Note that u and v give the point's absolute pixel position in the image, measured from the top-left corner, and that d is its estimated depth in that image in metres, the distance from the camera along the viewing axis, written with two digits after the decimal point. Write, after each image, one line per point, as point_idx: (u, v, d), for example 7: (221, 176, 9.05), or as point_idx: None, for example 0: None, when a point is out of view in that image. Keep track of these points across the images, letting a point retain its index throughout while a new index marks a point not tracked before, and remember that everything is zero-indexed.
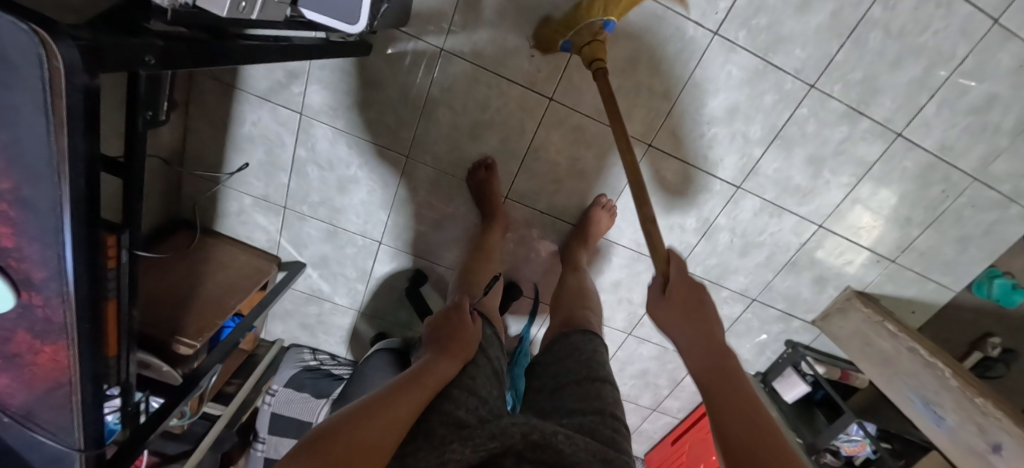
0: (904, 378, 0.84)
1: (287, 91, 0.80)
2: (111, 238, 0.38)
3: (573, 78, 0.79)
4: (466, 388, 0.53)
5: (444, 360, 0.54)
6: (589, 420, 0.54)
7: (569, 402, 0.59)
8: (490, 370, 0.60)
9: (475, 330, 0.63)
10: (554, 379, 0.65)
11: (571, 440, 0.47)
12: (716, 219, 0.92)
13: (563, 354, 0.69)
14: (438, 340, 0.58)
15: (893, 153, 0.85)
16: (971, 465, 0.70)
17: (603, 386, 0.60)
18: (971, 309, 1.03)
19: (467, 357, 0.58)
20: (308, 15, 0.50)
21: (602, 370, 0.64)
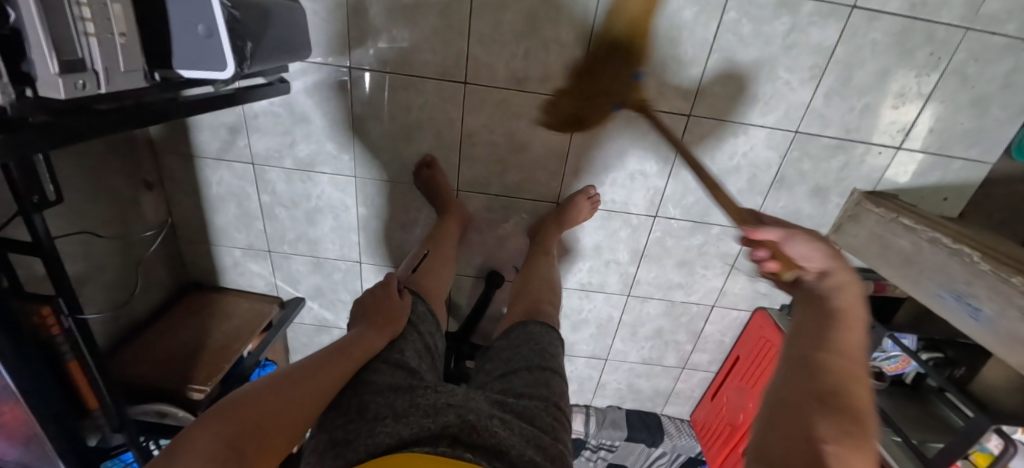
0: (930, 274, 0.73)
1: (234, 146, 0.87)
2: (44, 307, 0.48)
3: (480, 56, 0.77)
4: (395, 362, 0.60)
5: (372, 335, 0.62)
6: (534, 406, 0.57)
7: (517, 383, 0.62)
8: (420, 344, 0.68)
9: (403, 310, 0.71)
10: (507, 365, 0.68)
11: (508, 424, 0.52)
12: (678, 155, 0.86)
13: (516, 344, 0.72)
14: (369, 316, 0.66)
15: (854, 28, 0.75)
16: (1017, 356, 0.59)
17: (551, 379, 0.64)
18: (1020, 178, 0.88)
19: (394, 331, 0.66)
20: (184, 74, 0.56)
21: (553, 361, 0.68)
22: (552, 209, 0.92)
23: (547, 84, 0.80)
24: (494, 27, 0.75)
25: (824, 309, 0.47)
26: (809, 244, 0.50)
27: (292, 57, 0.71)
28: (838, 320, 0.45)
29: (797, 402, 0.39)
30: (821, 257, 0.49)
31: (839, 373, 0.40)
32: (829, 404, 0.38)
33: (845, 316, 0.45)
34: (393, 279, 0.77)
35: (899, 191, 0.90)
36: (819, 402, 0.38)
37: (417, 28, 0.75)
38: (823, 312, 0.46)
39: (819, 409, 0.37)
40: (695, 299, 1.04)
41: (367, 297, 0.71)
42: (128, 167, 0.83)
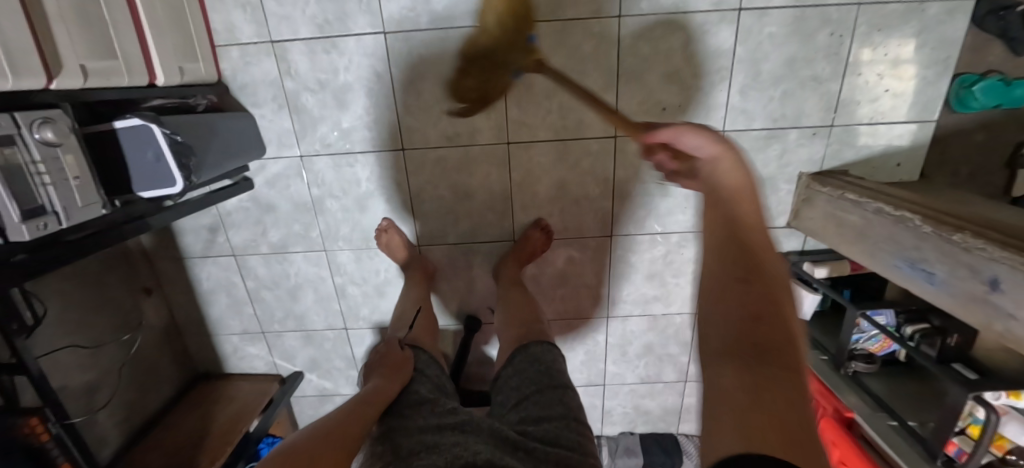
0: (883, 245, 0.71)
1: (216, 243, 0.96)
2: (32, 418, 0.56)
3: (410, 124, 0.85)
4: (412, 404, 0.63)
5: (386, 383, 0.65)
6: (555, 427, 0.57)
7: (532, 409, 0.62)
8: (433, 382, 0.70)
9: (408, 363, 0.72)
10: (516, 391, 0.66)
11: (533, 453, 0.53)
12: (616, 175, 0.89)
13: (521, 369, 0.70)
14: (380, 367, 0.70)
15: (748, 27, 0.78)
16: (977, 318, 0.57)
17: (564, 393, 0.63)
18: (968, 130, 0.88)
19: (405, 376, 0.69)
20: (142, 195, 0.65)
21: (561, 378, 0.66)
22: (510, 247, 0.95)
23: (476, 136, 0.86)
24: (418, 96, 0.83)
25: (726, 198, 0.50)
26: (699, 134, 0.55)
27: (246, 158, 0.81)
28: (734, 215, 0.48)
29: (735, 357, 0.35)
30: (715, 149, 0.55)
31: (749, 264, 0.42)
32: (761, 348, 0.35)
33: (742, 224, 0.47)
34: (394, 339, 0.79)
35: (848, 166, 0.89)
36: (750, 350, 0.35)
37: (351, 112, 0.84)
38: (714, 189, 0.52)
39: (759, 350, 0.35)
40: (676, 309, 1.03)
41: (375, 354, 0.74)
42: (126, 278, 0.93)
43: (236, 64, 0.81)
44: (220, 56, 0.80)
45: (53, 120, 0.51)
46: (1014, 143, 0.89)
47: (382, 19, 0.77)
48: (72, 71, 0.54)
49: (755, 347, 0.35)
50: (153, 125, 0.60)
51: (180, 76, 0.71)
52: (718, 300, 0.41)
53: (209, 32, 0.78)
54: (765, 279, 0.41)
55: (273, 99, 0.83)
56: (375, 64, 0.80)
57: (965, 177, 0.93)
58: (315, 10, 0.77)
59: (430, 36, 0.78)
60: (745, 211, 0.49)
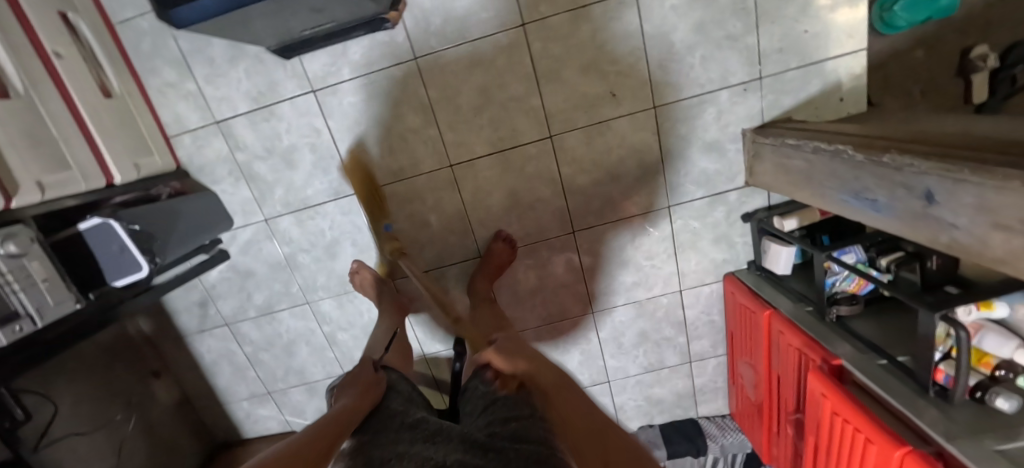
0: (828, 183, 0.70)
1: (208, 316, 1.02)
2: None
3: (356, 168, 0.90)
4: (385, 416, 0.60)
5: (355, 402, 0.61)
6: (523, 425, 0.55)
7: (499, 411, 0.60)
8: (406, 396, 0.69)
9: (381, 381, 0.70)
10: (485, 398, 0.64)
11: (504, 452, 0.50)
12: (562, 172, 0.90)
13: (487, 378, 0.68)
14: (352, 387, 0.66)
15: (649, 5, 0.80)
16: (925, 235, 0.55)
17: (530, 397, 0.62)
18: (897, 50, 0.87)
19: (377, 395, 0.66)
20: (115, 284, 0.71)
21: (528, 382, 0.65)
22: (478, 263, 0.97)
23: (419, 165, 0.90)
24: (357, 141, 0.88)
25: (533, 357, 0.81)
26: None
27: (211, 229, 0.87)
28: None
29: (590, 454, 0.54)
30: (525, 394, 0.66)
31: None
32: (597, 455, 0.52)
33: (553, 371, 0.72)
34: (369, 360, 0.77)
35: (791, 113, 0.88)
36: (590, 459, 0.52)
37: (302, 169, 0.90)
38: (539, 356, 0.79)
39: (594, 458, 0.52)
40: (659, 291, 1.01)
41: (350, 375, 0.71)
42: (132, 366, 0.99)
43: (190, 149, 0.88)
44: (175, 146, 0.88)
45: (15, 234, 0.57)
46: (958, 51, 0.88)
47: (309, 79, 0.84)
48: (30, 187, 0.60)
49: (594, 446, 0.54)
50: (114, 221, 0.66)
51: (136, 172, 0.79)
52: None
53: (160, 127, 0.86)
54: None
55: (229, 173, 0.90)
56: (312, 120, 0.86)
57: (919, 96, 0.90)
58: (248, 85, 0.84)
59: (354, 84, 0.84)
60: None
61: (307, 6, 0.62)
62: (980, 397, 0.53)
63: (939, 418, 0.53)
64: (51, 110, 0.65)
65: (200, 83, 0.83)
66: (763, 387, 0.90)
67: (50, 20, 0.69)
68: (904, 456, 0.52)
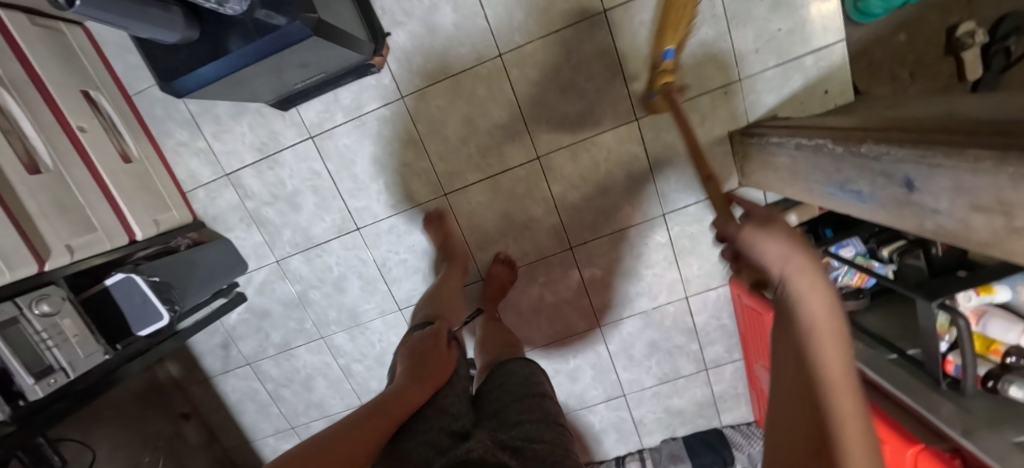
0: (815, 177, 0.69)
1: (230, 357, 1.07)
2: None
3: (356, 204, 0.94)
4: (443, 409, 0.56)
5: (413, 387, 0.58)
6: (539, 428, 0.51)
7: (513, 410, 0.56)
8: (462, 388, 0.65)
9: (449, 364, 0.67)
10: (499, 398, 0.60)
11: (521, 451, 0.47)
12: (552, 190, 0.93)
13: (500, 382, 0.65)
14: (417, 366, 0.64)
15: (619, 22, 0.83)
16: (909, 223, 0.54)
17: (542, 400, 0.58)
18: (878, 38, 0.87)
19: (438, 381, 0.62)
20: (139, 334, 0.76)
21: (540, 386, 0.62)
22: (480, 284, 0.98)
23: (415, 197, 0.93)
24: (355, 179, 0.92)
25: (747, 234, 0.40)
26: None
27: (227, 274, 0.92)
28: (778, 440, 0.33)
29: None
30: (779, 255, 0.35)
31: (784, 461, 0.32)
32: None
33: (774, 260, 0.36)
34: (444, 327, 0.76)
35: (775, 110, 0.88)
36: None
37: (307, 211, 0.95)
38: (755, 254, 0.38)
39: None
40: (665, 299, 1.00)
41: (416, 349, 0.69)
42: (163, 410, 1.05)
43: (204, 201, 0.95)
44: (191, 199, 0.95)
45: (48, 295, 0.63)
46: (943, 29, 0.86)
47: (306, 126, 0.89)
48: (59, 251, 0.67)
49: None
50: (136, 274, 0.72)
51: (156, 227, 0.85)
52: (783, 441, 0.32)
53: (177, 183, 0.93)
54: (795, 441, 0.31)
55: (240, 220, 0.96)
56: (312, 164, 0.92)
57: (909, 78, 0.89)
58: (252, 137, 0.90)
59: (348, 127, 0.89)
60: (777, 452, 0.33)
61: (295, 63, 0.67)
62: (993, 387, 0.50)
63: (954, 413, 0.51)
64: (77, 178, 0.72)
65: (210, 140, 0.91)
66: None
67: (74, 99, 0.77)
68: (916, 454, 0.51)
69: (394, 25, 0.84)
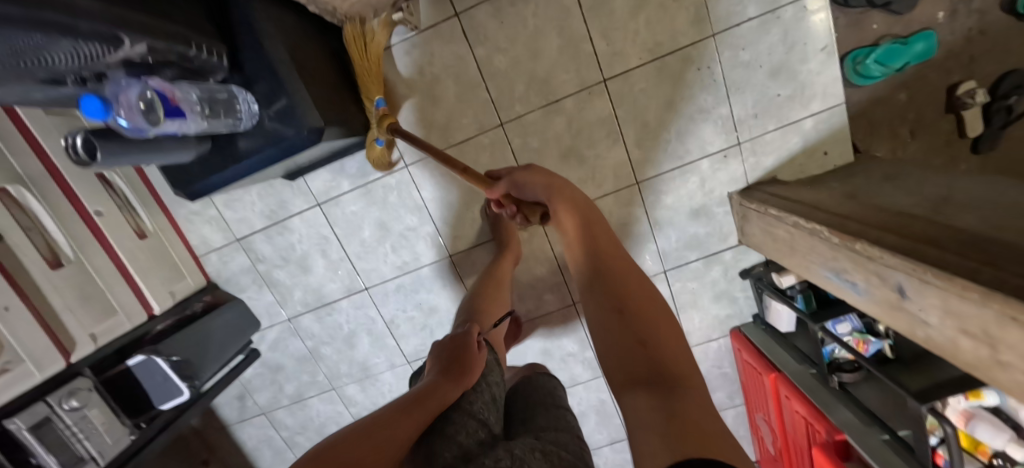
0: (811, 257, 0.71)
1: (246, 408, 1.11)
2: None
3: (363, 266, 0.97)
4: (467, 412, 0.57)
5: (446, 385, 0.60)
6: (565, 439, 0.54)
7: (538, 421, 0.61)
8: (489, 395, 0.66)
9: (478, 365, 0.69)
10: (523, 411, 0.66)
11: (551, 455, 0.47)
12: (554, 250, 0.94)
13: (527, 392, 0.72)
14: (449, 366, 0.65)
15: (619, 91, 0.84)
16: (901, 324, 0.56)
17: (565, 413, 0.65)
18: (878, 98, 0.87)
19: (467, 383, 0.64)
20: (163, 406, 0.79)
21: (562, 400, 0.70)
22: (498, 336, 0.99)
23: (421, 259, 0.96)
24: (362, 242, 0.95)
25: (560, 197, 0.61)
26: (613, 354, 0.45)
27: (241, 334, 0.96)
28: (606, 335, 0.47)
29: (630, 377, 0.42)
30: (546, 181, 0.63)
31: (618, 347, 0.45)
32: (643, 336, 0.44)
33: (584, 218, 0.58)
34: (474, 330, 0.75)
35: (775, 172, 0.89)
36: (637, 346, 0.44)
37: (318, 273, 0.98)
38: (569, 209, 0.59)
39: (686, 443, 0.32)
40: None
41: (447, 345, 0.71)
42: (184, 459, 1.09)
43: (217, 264, 0.98)
44: (205, 263, 0.98)
45: (77, 389, 0.67)
46: (944, 88, 0.86)
47: (313, 193, 0.92)
48: (84, 340, 0.70)
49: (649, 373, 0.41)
50: (156, 355, 0.75)
51: (172, 298, 0.88)
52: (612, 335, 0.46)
53: (190, 249, 0.96)
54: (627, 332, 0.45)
55: (252, 282, 0.99)
56: (320, 229, 0.94)
57: (909, 136, 0.89)
58: (261, 206, 0.93)
59: (354, 194, 0.91)
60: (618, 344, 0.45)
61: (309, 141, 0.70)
62: None
63: None
64: (96, 264, 0.75)
65: (221, 208, 0.93)
66: (779, 443, 0.90)
67: (90, 182, 0.80)
68: None
69: (397, 97, 0.86)
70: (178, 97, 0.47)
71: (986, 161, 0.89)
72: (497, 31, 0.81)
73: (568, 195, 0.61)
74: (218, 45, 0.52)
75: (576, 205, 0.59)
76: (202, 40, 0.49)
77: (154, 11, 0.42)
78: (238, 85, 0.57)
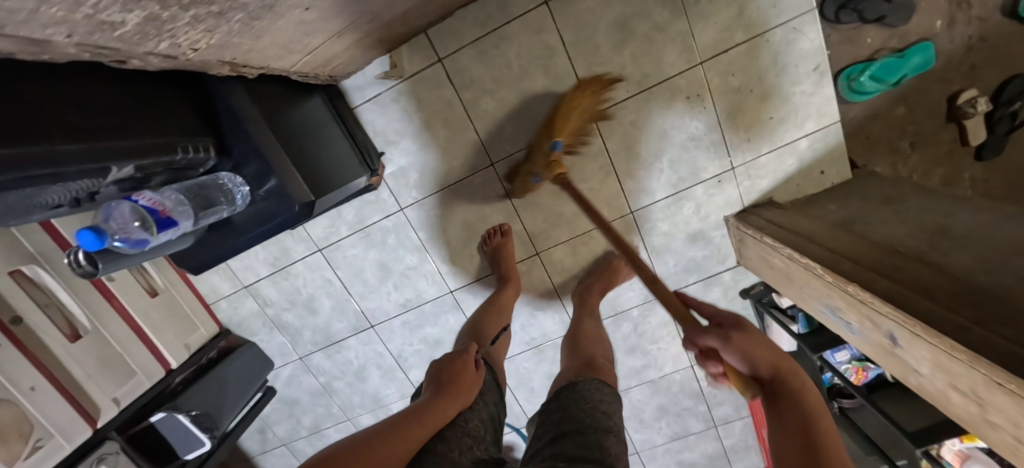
0: (807, 290, 0.71)
1: (268, 440, 1.16)
2: None
3: (368, 305, 0.99)
4: (461, 430, 0.62)
5: (446, 402, 0.63)
6: None
7: (567, 446, 0.56)
8: (487, 414, 0.69)
9: (476, 382, 0.71)
10: (556, 428, 0.60)
11: None
12: (553, 281, 0.96)
13: (561, 408, 0.65)
14: (446, 382, 0.67)
15: (608, 125, 0.83)
16: (896, 367, 0.57)
17: (605, 439, 0.57)
18: (873, 113, 0.86)
19: (465, 403, 0.66)
20: (188, 457, 0.84)
21: (607, 420, 0.61)
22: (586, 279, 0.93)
23: (423, 295, 0.98)
24: (365, 283, 0.97)
25: (785, 388, 0.44)
26: None
27: (256, 371, 1.00)
28: None
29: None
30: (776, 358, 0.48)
31: None
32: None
33: (819, 419, 0.41)
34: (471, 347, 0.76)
35: (771, 194, 0.88)
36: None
37: (325, 314, 1.00)
38: (796, 399, 0.43)
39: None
40: (670, 369, 1.04)
41: (448, 361, 0.72)
42: None
43: (228, 310, 1.02)
44: (217, 310, 1.03)
45: (106, 454, 0.71)
46: (944, 98, 0.84)
47: (314, 239, 0.94)
48: (107, 405, 0.74)
49: None
50: (176, 412, 0.79)
51: (187, 350, 0.92)
52: None
53: (201, 298, 1.00)
54: None
55: (263, 325, 1.03)
56: (323, 273, 0.96)
57: (909, 148, 0.87)
58: (265, 254, 0.95)
59: (353, 237, 0.93)
60: None
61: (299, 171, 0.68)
62: None
63: None
64: (113, 330, 0.78)
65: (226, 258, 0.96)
66: None
67: None
68: None
69: (387, 144, 0.87)
70: (169, 208, 0.48)
71: (990, 169, 0.87)
72: (482, 74, 0.80)
73: (794, 383, 0.45)
74: (203, 139, 0.54)
75: (809, 400, 0.43)
76: (185, 142, 0.50)
77: (136, 129, 0.44)
78: (227, 170, 0.58)
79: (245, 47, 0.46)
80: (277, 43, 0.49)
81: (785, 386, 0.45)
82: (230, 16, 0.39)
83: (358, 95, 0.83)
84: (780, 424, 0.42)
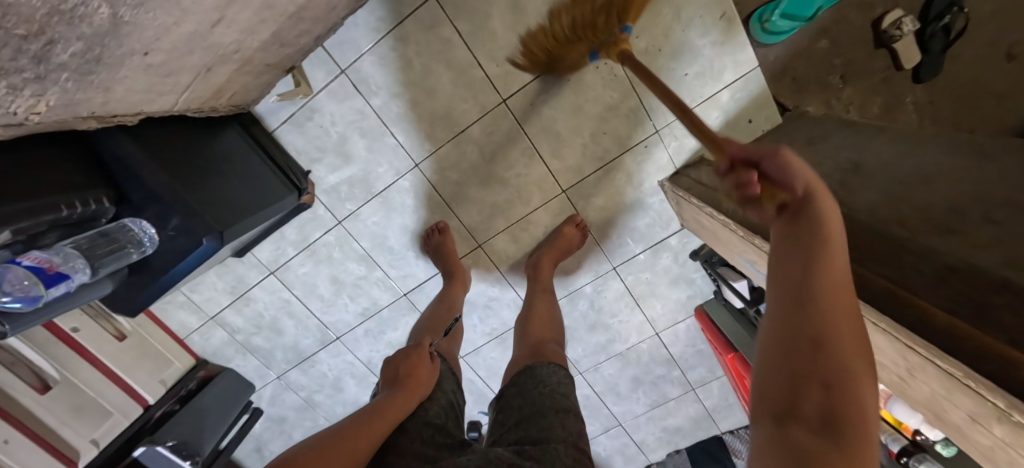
0: (731, 247, 0.70)
1: (266, 457, 1.22)
2: None
3: (329, 319, 1.02)
4: (422, 421, 0.56)
5: (401, 395, 0.56)
6: (552, 449, 0.50)
7: (529, 431, 0.55)
8: (448, 403, 0.64)
9: (432, 371, 0.65)
10: (518, 411, 0.59)
11: None
12: (501, 270, 0.97)
13: (523, 390, 0.62)
14: (399, 377, 0.60)
15: (523, 109, 0.82)
16: None
17: (566, 418, 0.56)
18: (795, 52, 0.82)
19: (423, 393, 0.60)
20: None
21: (565, 401, 0.59)
22: (537, 249, 0.93)
23: (379, 303, 1.00)
24: (321, 298, 1.00)
25: (809, 229, 0.36)
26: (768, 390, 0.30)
27: (240, 396, 1.06)
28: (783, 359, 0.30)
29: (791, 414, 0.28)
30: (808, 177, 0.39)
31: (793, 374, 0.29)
32: (844, 423, 0.26)
33: (833, 263, 0.33)
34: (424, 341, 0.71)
35: (701, 151, 0.86)
36: (823, 425, 0.26)
37: (291, 333, 1.04)
38: (809, 237, 0.35)
39: None
40: (636, 340, 1.04)
41: (398, 355, 0.65)
42: None
43: (200, 342, 1.06)
44: (190, 343, 1.07)
45: None
46: (869, 24, 0.80)
47: (264, 263, 0.96)
48: (86, 446, 0.80)
49: (818, 428, 0.26)
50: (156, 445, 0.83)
51: (163, 385, 0.98)
52: (782, 359, 0.31)
53: (172, 334, 1.05)
54: (818, 373, 0.28)
55: (236, 352, 1.07)
56: (281, 294, 0.99)
57: (840, 82, 0.83)
58: (222, 283, 0.98)
59: (302, 257, 0.95)
60: (794, 371, 0.29)
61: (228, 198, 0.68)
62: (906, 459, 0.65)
63: None
64: (86, 377, 0.82)
65: (188, 294, 1.00)
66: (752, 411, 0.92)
67: None
68: None
69: (312, 162, 0.88)
70: (58, 263, 0.51)
71: (933, 90, 0.82)
72: (385, 77, 0.80)
73: (820, 222, 0.36)
74: (94, 191, 0.57)
75: (834, 238, 0.35)
76: (72, 198, 0.53)
77: (20, 196, 0.47)
78: (131, 215, 0.62)
79: (98, 99, 0.48)
80: (135, 90, 0.51)
81: (809, 222, 0.36)
82: (54, 78, 0.39)
83: (273, 119, 0.84)
84: (782, 254, 0.36)
